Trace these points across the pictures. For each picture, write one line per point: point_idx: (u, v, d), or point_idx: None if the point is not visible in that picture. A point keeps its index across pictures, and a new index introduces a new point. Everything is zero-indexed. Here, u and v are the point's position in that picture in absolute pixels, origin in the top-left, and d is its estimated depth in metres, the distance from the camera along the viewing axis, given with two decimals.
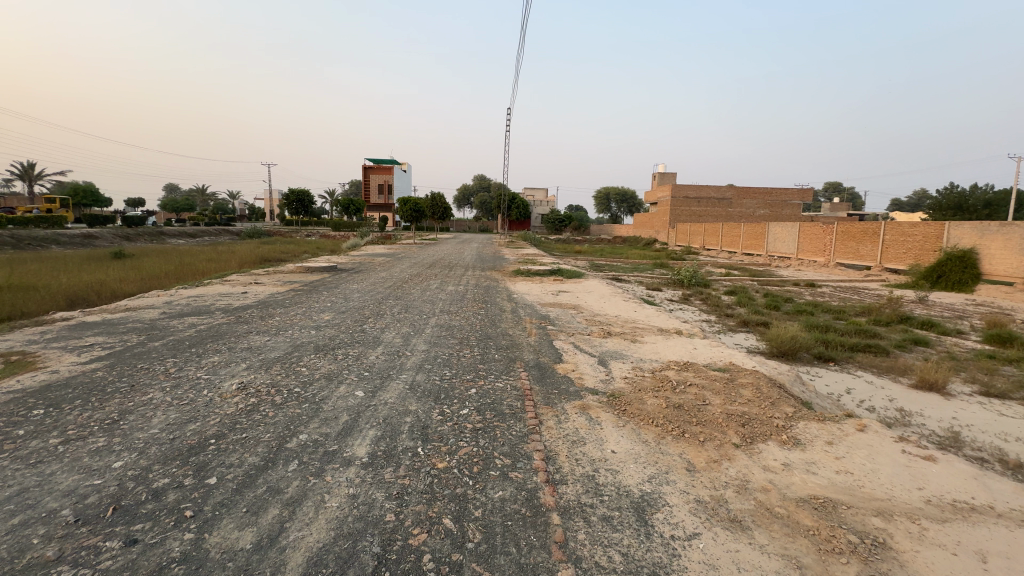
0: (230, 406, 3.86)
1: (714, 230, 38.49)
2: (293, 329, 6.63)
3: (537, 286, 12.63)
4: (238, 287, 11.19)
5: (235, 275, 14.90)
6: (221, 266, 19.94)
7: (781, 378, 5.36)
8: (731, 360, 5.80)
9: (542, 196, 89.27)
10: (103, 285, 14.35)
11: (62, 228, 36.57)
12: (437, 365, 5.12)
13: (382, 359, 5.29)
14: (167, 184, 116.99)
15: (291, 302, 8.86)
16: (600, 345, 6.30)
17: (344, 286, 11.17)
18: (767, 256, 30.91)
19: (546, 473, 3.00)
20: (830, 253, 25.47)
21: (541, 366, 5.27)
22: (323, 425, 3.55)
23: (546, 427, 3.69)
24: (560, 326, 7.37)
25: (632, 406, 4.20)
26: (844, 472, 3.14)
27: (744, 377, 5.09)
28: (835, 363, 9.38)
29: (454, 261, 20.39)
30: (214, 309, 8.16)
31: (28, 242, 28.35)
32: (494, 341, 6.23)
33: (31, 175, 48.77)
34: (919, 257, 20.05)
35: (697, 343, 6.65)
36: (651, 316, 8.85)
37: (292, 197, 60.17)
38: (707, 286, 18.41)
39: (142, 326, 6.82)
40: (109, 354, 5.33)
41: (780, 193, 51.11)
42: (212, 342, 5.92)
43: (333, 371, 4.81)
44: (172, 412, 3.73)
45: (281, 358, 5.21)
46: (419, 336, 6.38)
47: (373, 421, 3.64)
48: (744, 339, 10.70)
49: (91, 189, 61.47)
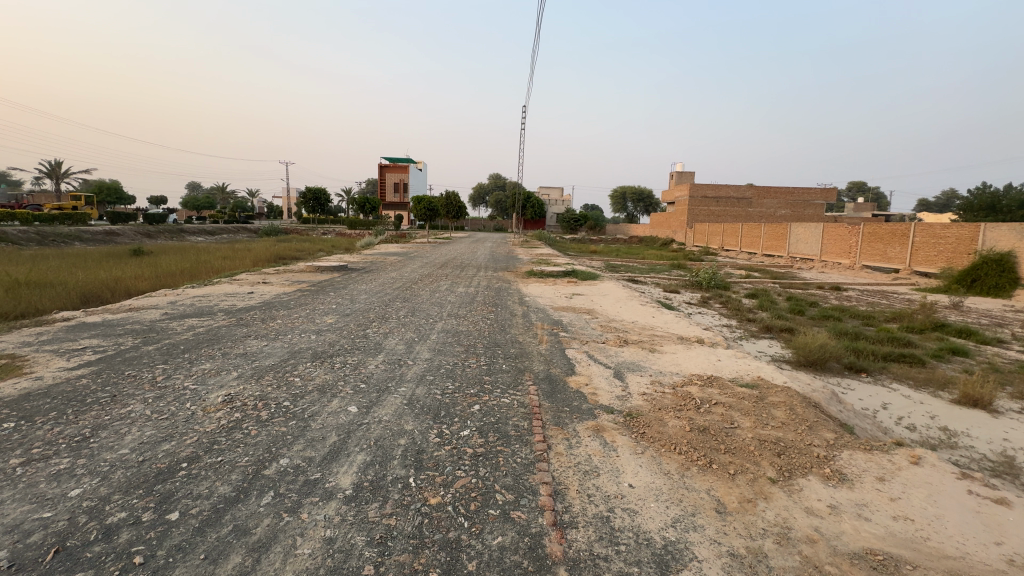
0: (212, 423, 3.55)
1: (733, 231, 37.48)
2: (292, 333, 6.34)
3: (551, 288, 12.21)
4: (245, 287, 11.03)
5: (246, 274, 14.84)
6: (235, 264, 19.92)
7: (816, 396, 4.87)
8: (760, 374, 5.32)
9: (557, 194, 88.26)
10: (117, 282, 14.39)
11: (85, 224, 37.29)
12: (439, 377, 4.75)
13: (383, 368, 4.96)
14: (192, 183, 120.26)
15: (295, 304, 8.60)
16: (615, 355, 5.87)
17: (352, 287, 10.88)
18: (789, 258, 29.93)
19: (554, 514, 2.61)
20: (855, 255, 24.48)
21: (552, 379, 4.87)
22: (308, 447, 3.22)
23: (556, 455, 3.29)
24: (573, 333, 6.95)
25: (651, 428, 3.78)
26: (902, 519, 2.69)
27: (774, 395, 4.63)
28: (867, 375, 8.78)
29: (467, 261, 20.04)
30: (216, 311, 7.93)
31: (53, 239, 28.96)
32: (502, 350, 5.84)
33: (57, 173, 49.93)
34: (951, 260, 19.10)
35: (721, 355, 6.16)
36: (670, 322, 8.37)
37: (310, 195, 60.85)
38: (727, 289, 17.76)
39: (140, 329, 6.61)
40: (99, 360, 5.09)
41: (802, 193, 49.73)
42: (208, 347, 5.65)
43: (328, 382, 4.48)
44: (148, 428, 3.44)
45: (275, 367, 4.90)
46: (424, 342, 6.04)
47: (363, 444, 3.29)
48: (769, 347, 10.11)
49: (117, 188, 63.10)
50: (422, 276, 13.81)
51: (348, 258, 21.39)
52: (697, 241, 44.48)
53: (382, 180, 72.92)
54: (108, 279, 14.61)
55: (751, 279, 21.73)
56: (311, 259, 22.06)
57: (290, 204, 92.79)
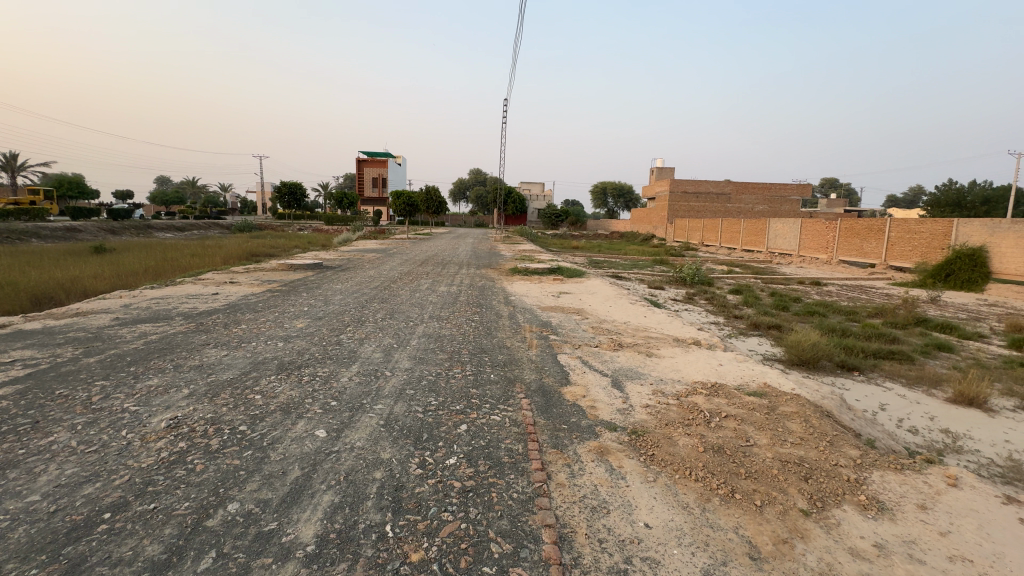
0: (150, 456, 2.99)
1: (713, 227, 37.66)
2: (257, 340, 5.74)
3: (536, 286, 11.80)
4: (210, 287, 10.28)
5: (213, 273, 14.02)
6: (203, 262, 18.90)
7: (827, 404, 4.53)
8: (766, 380, 4.98)
9: (537, 189, 87.43)
10: (74, 283, 13.41)
11: (43, 220, 35.30)
12: (421, 391, 4.24)
13: (356, 382, 4.43)
14: (161, 178, 116.32)
15: (264, 306, 7.97)
16: (611, 360, 5.47)
17: (327, 287, 10.28)
18: (767, 253, 30.20)
19: (562, 569, 2.16)
20: (833, 251, 24.71)
21: (546, 391, 4.42)
22: (264, 486, 2.69)
23: (557, 488, 2.84)
24: (564, 336, 6.51)
25: (660, 449, 3.37)
26: (960, 560, 2.33)
27: (786, 405, 4.28)
28: (860, 374, 8.59)
29: (448, 258, 19.46)
30: (174, 315, 7.23)
31: (6, 236, 27.26)
32: (489, 357, 5.36)
33: (13, 167, 47.25)
34: (925, 255, 19.36)
35: (721, 359, 5.79)
36: (663, 322, 8.01)
37: (285, 189, 59.05)
38: (711, 285, 17.65)
39: (84, 337, 5.91)
40: (28, 376, 4.42)
41: (780, 189, 50.56)
42: (159, 358, 5.03)
43: (293, 400, 3.94)
44: (68, 465, 2.85)
45: (233, 382, 4.33)
46: (403, 349, 5.51)
47: (332, 479, 2.79)
48: (760, 346, 9.87)
49: (78, 181, 60.14)
50: (402, 274, 13.24)
51: (324, 254, 20.57)
52: (677, 235, 44.61)
53: (360, 174, 71.46)
54: (63, 279, 13.59)
55: (733, 275, 21.68)
56: (286, 256, 21.10)
57: (264, 199, 90.06)
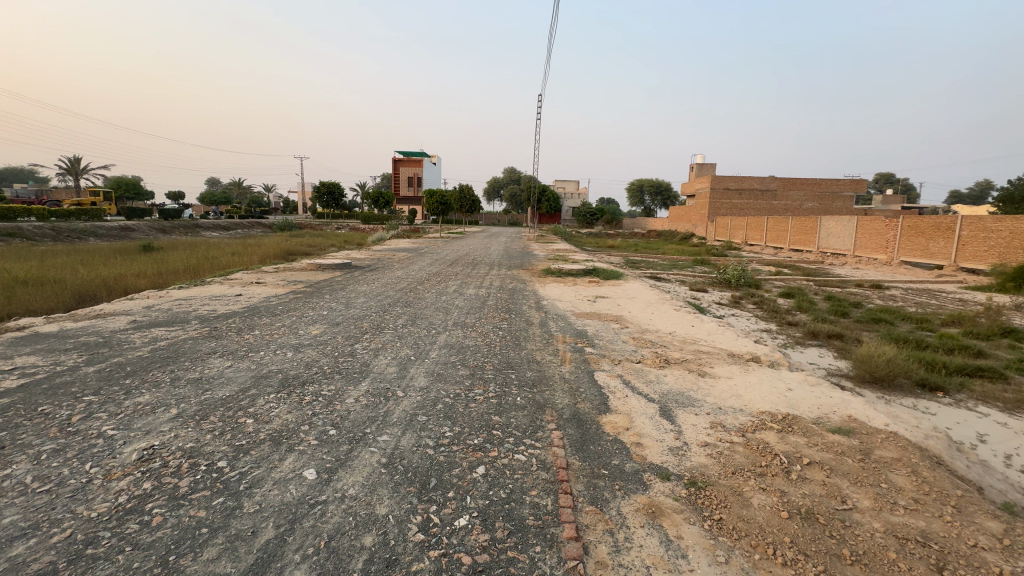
0: (104, 503, 2.49)
1: (757, 225, 35.68)
2: (265, 350, 5.31)
3: (571, 290, 11.02)
4: (235, 288, 10.08)
5: (245, 272, 13.99)
6: (241, 261, 19.09)
7: (936, 448, 3.63)
8: (850, 413, 4.10)
9: (572, 186, 86.04)
10: (116, 280, 13.69)
11: (101, 220, 37.24)
12: (434, 418, 3.64)
13: (363, 404, 3.86)
14: (211, 180, 122.41)
15: (283, 309, 7.61)
16: (657, 381, 4.73)
17: (351, 288, 9.91)
18: (818, 252, 28.19)
19: None
20: (893, 250, 22.68)
21: (581, 420, 3.72)
22: (223, 555, 2.14)
23: (597, 570, 2.16)
24: (601, 349, 5.79)
25: (731, 512, 2.62)
26: None
27: (884, 451, 3.42)
28: (944, 395, 7.42)
29: (480, 257, 18.91)
30: (191, 318, 6.95)
31: (68, 235, 28.87)
32: (515, 375, 4.71)
33: (76, 170, 50.16)
34: (1004, 256, 17.35)
35: (789, 381, 4.90)
36: (713, 332, 7.14)
37: (324, 188, 60.13)
38: (759, 288, 16.38)
39: (94, 342, 5.64)
40: (19, 388, 4.08)
41: (831, 183, 47.67)
42: (160, 369, 4.64)
43: (288, 426, 3.42)
44: (9, 512, 2.40)
45: (225, 401, 3.84)
46: (421, 363, 4.94)
47: (311, 547, 2.21)
48: (821, 359, 8.79)
49: (135, 183, 63.51)
50: (431, 274, 12.78)
51: (357, 254, 20.48)
52: (718, 234, 42.62)
53: (396, 174, 72.38)
54: (107, 276, 13.94)
55: (783, 276, 20.18)
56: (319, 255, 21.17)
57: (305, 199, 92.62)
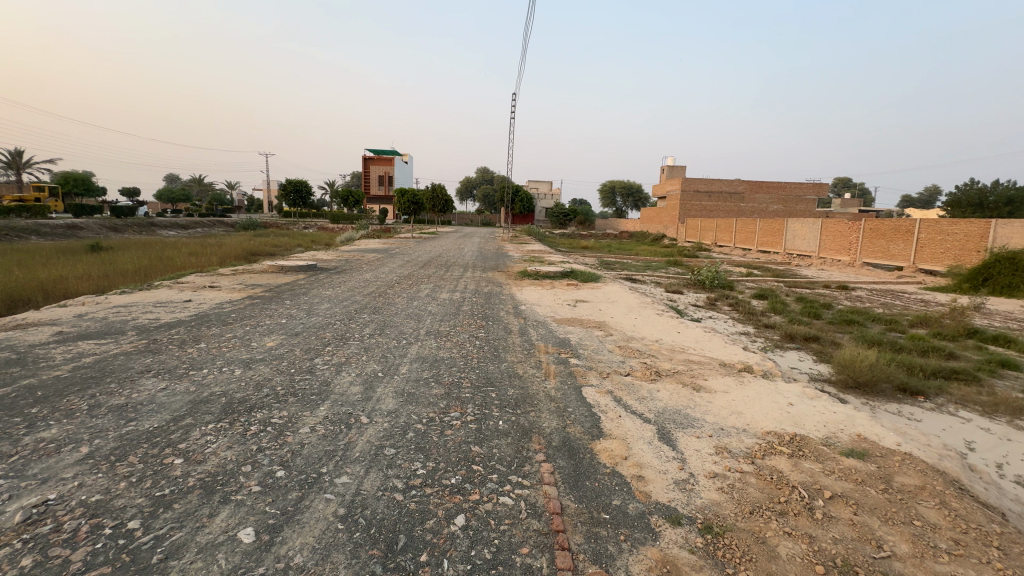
0: None
1: (726, 227, 36.25)
2: (208, 367, 4.64)
3: (549, 293, 10.64)
4: (185, 292, 9.22)
5: (199, 274, 12.97)
6: (198, 262, 17.88)
7: (954, 470, 3.33)
8: (859, 431, 3.78)
9: (545, 188, 86.10)
10: (54, 283, 12.44)
11: (45, 217, 34.67)
12: (404, 451, 3.11)
13: (320, 435, 3.30)
14: (169, 175, 116.59)
15: (237, 317, 6.90)
16: (650, 397, 4.33)
17: (315, 293, 9.20)
18: (784, 254, 28.74)
19: None
20: (856, 252, 23.24)
21: (573, 449, 3.28)
22: None
23: None
24: (586, 360, 5.38)
25: (759, 568, 2.22)
26: None
27: (906, 478, 3.09)
28: (925, 399, 7.33)
29: (453, 259, 18.28)
30: (127, 329, 6.15)
31: (6, 233, 26.64)
32: (496, 394, 4.21)
33: (18, 164, 46.59)
34: (960, 258, 17.93)
35: (788, 394, 4.58)
36: (698, 338, 6.85)
37: (290, 186, 58.02)
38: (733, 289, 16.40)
39: (5, 359, 4.86)
40: None
41: (794, 186, 49.15)
42: (77, 394, 3.93)
43: (225, 467, 2.83)
44: None
45: (150, 436, 3.20)
46: (389, 381, 4.38)
47: None
48: (801, 363, 8.66)
49: (86, 179, 59.70)
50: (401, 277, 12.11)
51: (325, 255, 19.58)
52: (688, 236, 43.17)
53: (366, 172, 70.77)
54: (44, 279, 12.68)
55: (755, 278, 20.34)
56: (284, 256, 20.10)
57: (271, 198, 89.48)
